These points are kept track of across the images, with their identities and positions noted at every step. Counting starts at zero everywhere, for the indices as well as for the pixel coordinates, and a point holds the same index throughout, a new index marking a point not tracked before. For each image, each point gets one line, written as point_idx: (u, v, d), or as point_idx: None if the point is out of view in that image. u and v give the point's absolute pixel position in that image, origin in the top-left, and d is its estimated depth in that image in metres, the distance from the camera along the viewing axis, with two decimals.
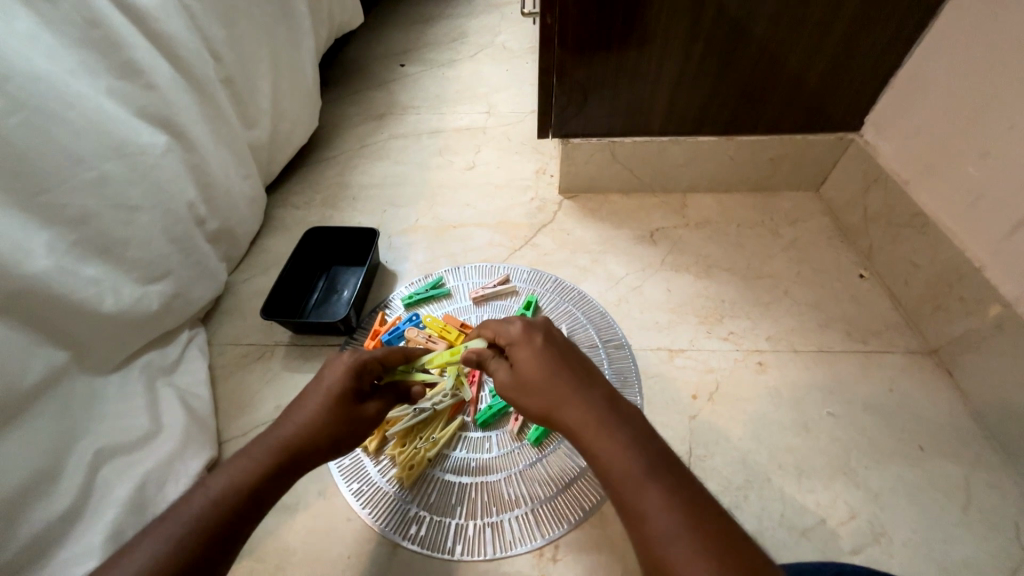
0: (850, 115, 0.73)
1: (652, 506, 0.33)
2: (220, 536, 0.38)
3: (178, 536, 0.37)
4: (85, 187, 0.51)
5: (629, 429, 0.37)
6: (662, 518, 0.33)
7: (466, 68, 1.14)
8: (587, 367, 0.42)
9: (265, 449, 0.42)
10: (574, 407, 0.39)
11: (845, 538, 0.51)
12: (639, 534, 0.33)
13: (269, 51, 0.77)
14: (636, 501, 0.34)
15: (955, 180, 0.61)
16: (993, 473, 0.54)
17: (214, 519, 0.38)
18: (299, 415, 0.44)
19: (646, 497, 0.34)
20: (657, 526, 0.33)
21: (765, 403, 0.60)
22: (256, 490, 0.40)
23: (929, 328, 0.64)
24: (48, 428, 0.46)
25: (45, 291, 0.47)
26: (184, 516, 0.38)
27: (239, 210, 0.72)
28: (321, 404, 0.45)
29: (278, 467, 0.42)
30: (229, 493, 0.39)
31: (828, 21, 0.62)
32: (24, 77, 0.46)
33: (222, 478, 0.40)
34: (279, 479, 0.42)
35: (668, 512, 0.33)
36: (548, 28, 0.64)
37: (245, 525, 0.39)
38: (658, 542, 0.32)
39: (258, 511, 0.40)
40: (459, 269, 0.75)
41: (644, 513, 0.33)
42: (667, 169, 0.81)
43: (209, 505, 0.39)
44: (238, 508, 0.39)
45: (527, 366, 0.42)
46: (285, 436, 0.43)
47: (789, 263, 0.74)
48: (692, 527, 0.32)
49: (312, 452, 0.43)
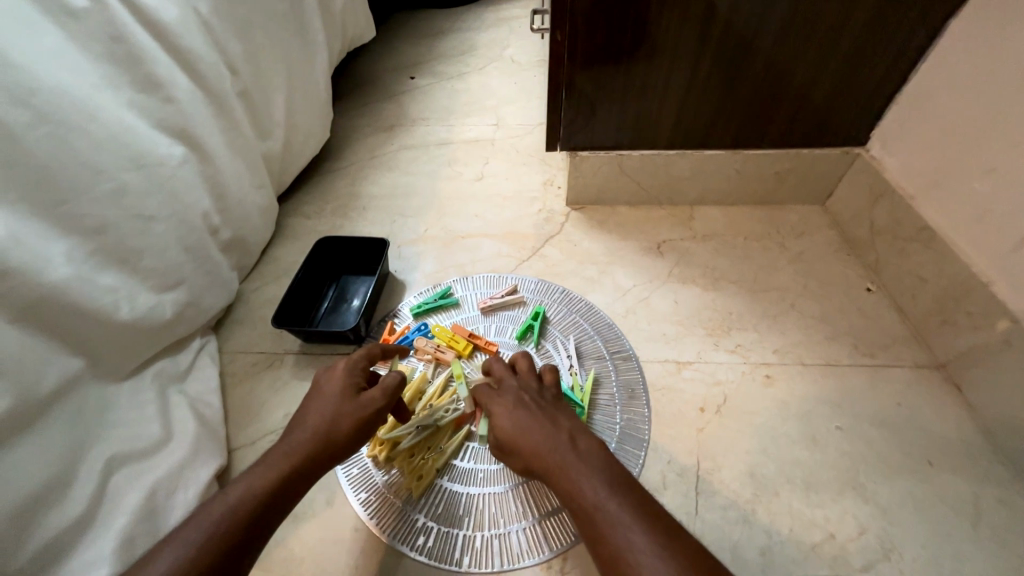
0: (856, 130, 0.74)
1: (615, 523, 0.37)
2: (241, 539, 0.38)
3: (199, 540, 0.37)
4: (104, 197, 0.52)
5: (592, 462, 0.42)
6: (626, 534, 0.36)
7: (475, 80, 1.16)
8: (554, 413, 0.48)
9: (282, 454, 0.43)
10: (544, 448, 0.44)
11: (854, 553, 0.51)
12: (608, 555, 0.37)
13: (284, 64, 0.79)
14: (600, 522, 0.38)
15: (962, 196, 0.61)
16: (1004, 489, 0.54)
17: (233, 523, 0.39)
18: (308, 421, 0.46)
19: (609, 517, 0.38)
20: (622, 542, 0.36)
21: (773, 416, 0.60)
22: (274, 494, 0.41)
23: (939, 343, 0.64)
24: (63, 435, 0.47)
25: (64, 300, 0.48)
26: (205, 523, 0.38)
27: (252, 219, 0.73)
28: (329, 407, 0.46)
29: (294, 470, 0.43)
30: (249, 498, 0.40)
31: (834, 37, 0.63)
32: (50, 91, 0.47)
33: (241, 486, 0.41)
34: (296, 483, 0.43)
35: (630, 529, 0.37)
36: (558, 44, 0.65)
37: (264, 529, 0.40)
38: (623, 558, 0.36)
39: (276, 515, 0.41)
40: (467, 279, 0.76)
41: (609, 532, 0.37)
42: (674, 182, 0.82)
43: (228, 511, 0.39)
44: (258, 511, 0.40)
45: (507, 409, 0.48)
46: (298, 442, 0.44)
47: (795, 276, 0.74)
48: (652, 539, 0.36)
49: (325, 456, 0.44)
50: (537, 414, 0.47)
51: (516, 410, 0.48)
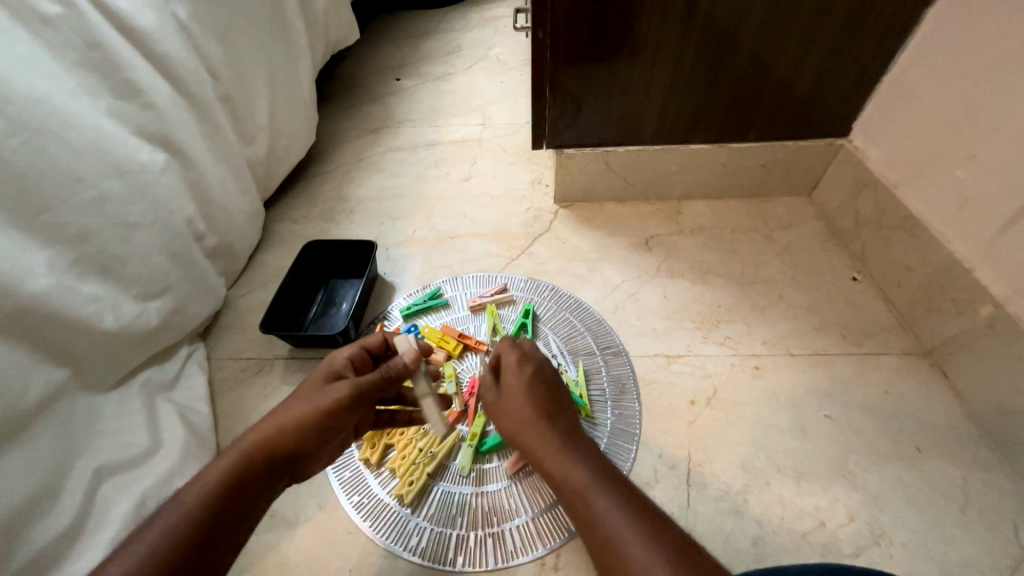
0: (839, 121, 0.74)
1: (605, 512, 0.38)
2: (199, 540, 0.38)
3: (159, 540, 0.37)
4: (85, 206, 0.52)
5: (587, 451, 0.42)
6: (620, 526, 0.37)
7: (461, 81, 1.16)
8: (553, 388, 0.47)
9: (245, 451, 0.42)
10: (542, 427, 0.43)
11: (845, 541, 0.51)
12: (596, 542, 0.37)
13: (266, 68, 0.78)
14: (590, 511, 0.38)
15: (943, 183, 0.62)
16: (992, 473, 0.55)
17: (192, 525, 0.38)
18: (278, 418, 0.43)
19: (606, 508, 0.38)
20: (614, 534, 0.37)
21: (763, 406, 0.61)
22: (232, 492, 0.40)
23: (924, 329, 0.65)
24: (49, 446, 0.47)
25: (46, 309, 0.47)
26: (171, 520, 0.38)
27: (237, 224, 0.73)
28: (303, 398, 0.44)
29: (258, 471, 0.42)
30: (208, 498, 0.39)
31: (814, 29, 0.63)
32: (25, 100, 0.47)
33: (195, 488, 0.40)
34: (259, 482, 0.42)
35: (625, 521, 0.37)
36: (540, 41, 0.65)
37: (226, 525, 0.39)
38: (616, 549, 0.36)
39: (235, 518, 0.40)
40: (456, 279, 0.76)
41: (606, 523, 0.37)
42: (660, 177, 0.82)
43: (186, 511, 0.38)
44: (217, 512, 0.39)
45: (500, 387, 0.47)
46: (263, 436, 0.42)
47: (783, 267, 0.75)
48: (643, 531, 0.36)
49: (289, 456, 0.43)
50: (539, 392, 0.46)
51: (512, 386, 0.46)
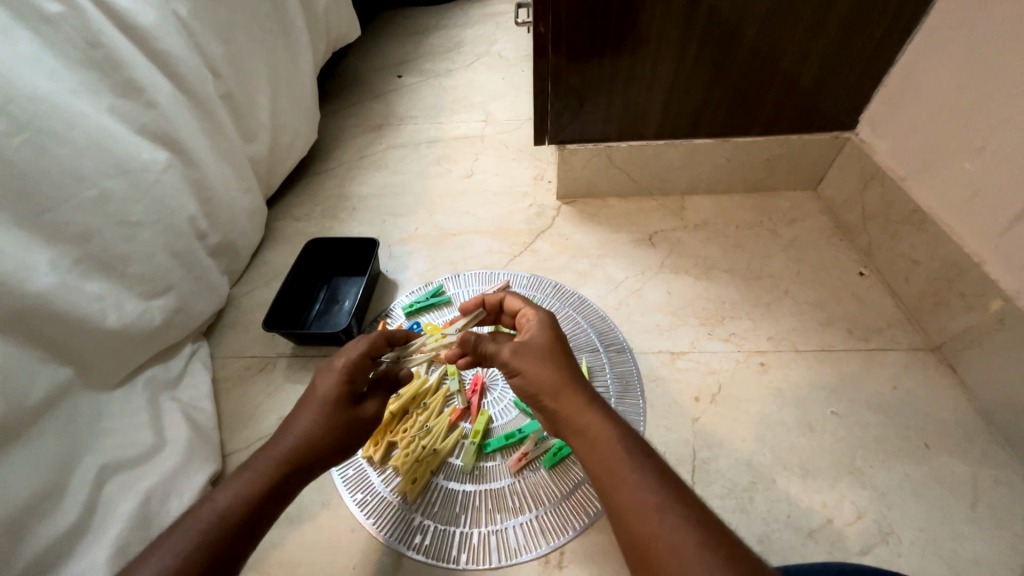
0: (845, 114, 0.73)
1: (631, 476, 0.36)
2: (229, 547, 0.37)
3: (187, 548, 0.36)
4: (87, 205, 0.52)
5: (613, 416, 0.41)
6: (646, 491, 0.35)
7: (463, 77, 1.15)
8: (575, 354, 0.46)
9: (269, 460, 0.42)
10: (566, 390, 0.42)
11: (852, 538, 0.51)
12: (621, 508, 0.35)
13: (267, 66, 0.78)
14: (625, 476, 0.36)
15: (951, 176, 0.61)
16: (1002, 469, 0.54)
17: (220, 532, 0.37)
18: (297, 427, 0.43)
19: (633, 473, 0.36)
20: (641, 498, 0.35)
21: (769, 403, 0.60)
22: (264, 499, 0.40)
23: (933, 324, 0.64)
24: (54, 444, 0.47)
25: (49, 309, 0.47)
26: (198, 528, 0.37)
27: (240, 222, 0.73)
28: (320, 411, 0.44)
29: (284, 477, 0.41)
30: (236, 505, 0.39)
31: (820, 21, 0.62)
32: (27, 99, 0.47)
33: (221, 499, 0.39)
34: (284, 489, 0.41)
35: (651, 487, 0.35)
36: (541, 36, 0.65)
37: (255, 531, 0.39)
38: (644, 514, 0.34)
39: (263, 525, 0.40)
40: (459, 276, 0.76)
41: (632, 487, 0.36)
42: (664, 172, 0.82)
43: (214, 520, 0.38)
44: (246, 519, 0.39)
45: (540, 347, 0.45)
46: (287, 449, 0.42)
47: (788, 262, 0.74)
48: (670, 497, 0.35)
49: (312, 463, 0.43)
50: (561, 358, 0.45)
51: (552, 350, 0.45)
